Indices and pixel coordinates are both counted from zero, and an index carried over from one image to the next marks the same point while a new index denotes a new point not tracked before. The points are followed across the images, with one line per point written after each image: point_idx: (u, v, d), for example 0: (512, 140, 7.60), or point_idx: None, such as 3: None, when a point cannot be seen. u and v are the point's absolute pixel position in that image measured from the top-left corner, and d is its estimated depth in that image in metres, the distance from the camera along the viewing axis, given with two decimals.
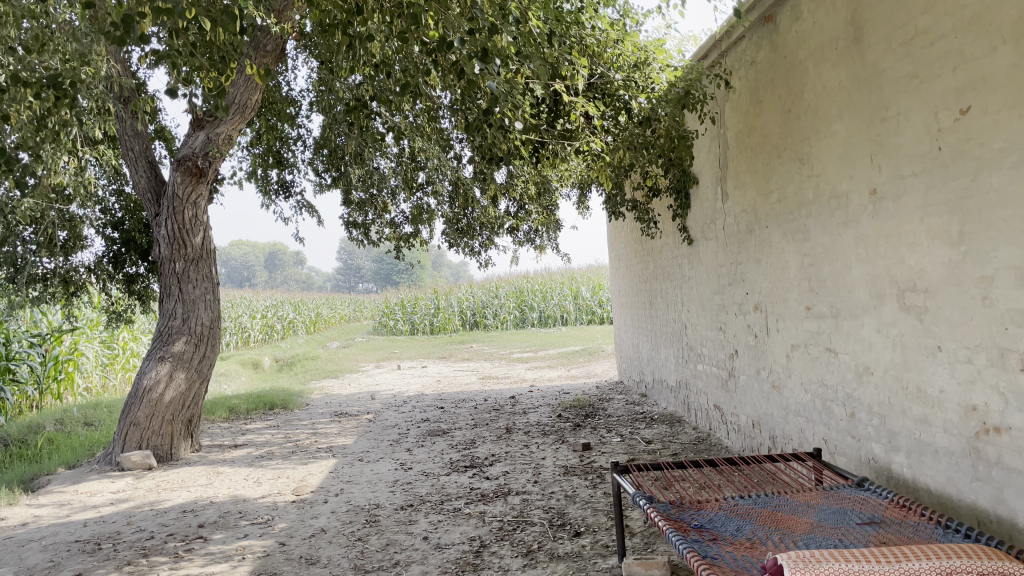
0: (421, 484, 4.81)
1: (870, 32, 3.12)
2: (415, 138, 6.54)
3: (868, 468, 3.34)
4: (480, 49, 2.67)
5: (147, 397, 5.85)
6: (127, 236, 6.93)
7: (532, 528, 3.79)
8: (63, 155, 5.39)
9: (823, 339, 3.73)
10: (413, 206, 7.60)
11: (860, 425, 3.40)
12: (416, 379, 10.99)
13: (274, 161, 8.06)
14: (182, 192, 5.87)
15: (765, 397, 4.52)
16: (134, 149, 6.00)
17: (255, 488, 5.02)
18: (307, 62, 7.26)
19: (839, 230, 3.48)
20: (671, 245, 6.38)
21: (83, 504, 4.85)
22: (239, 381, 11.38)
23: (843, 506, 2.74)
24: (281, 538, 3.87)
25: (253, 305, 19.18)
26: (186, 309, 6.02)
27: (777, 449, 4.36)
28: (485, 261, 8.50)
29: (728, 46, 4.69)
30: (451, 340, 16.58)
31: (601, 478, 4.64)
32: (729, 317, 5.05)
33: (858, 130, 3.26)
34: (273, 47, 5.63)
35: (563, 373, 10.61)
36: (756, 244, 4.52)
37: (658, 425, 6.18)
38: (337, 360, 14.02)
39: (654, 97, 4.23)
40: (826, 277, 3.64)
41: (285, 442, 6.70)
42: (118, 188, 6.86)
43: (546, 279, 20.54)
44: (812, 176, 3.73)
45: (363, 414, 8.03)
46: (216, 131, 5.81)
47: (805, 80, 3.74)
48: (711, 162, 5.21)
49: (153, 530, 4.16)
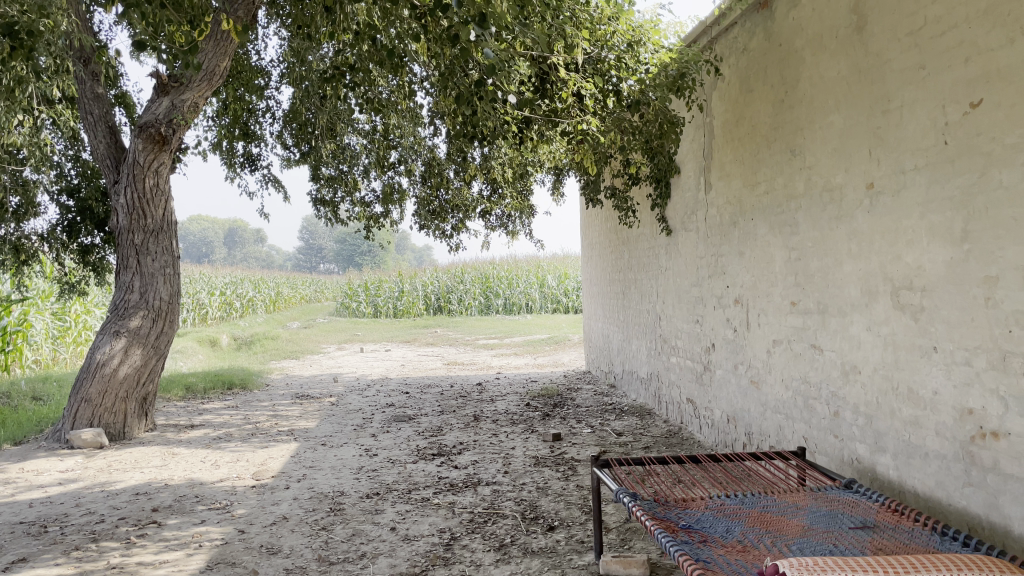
0: (387, 471, 4.66)
1: (875, 21, 3.03)
2: (390, 114, 6.34)
3: (851, 469, 3.27)
4: (478, 15, 2.54)
5: (100, 372, 5.60)
6: (83, 204, 6.63)
7: (504, 520, 3.67)
8: (18, 117, 5.10)
9: (808, 336, 3.66)
10: (384, 185, 7.38)
11: (844, 424, 3.32)
12: (380, 363, 10.81)
13: (240, 133, 7.79)
14: (143, 160, 5.61)
15: (742, 392, 4.44)
16: (93, 113, 5.71)
17: (213, 471, 4.82)
18: (278, 30, 7.01)
19: (831, 224, 3.40)
20: (648, 235, 6.27)
21: (29, 483, 4.60)
22: (196, 360, 11.08)
23: (833, 509, 2.66)
24: (239, 525, 3.69)
25: (211, 282, 18.77)
26: (144, 283, 5.77)
27: (753, 445, 4.30)
28: (457, 245, 8.34)
29: (720, 32, 4.59)
30: (415, 325, 16.41)
31: (574, 470, 4.53)
32: (708, 311, 4.96)
33: (857, 122, 3.17)
34: (245, 12, 5.47)
35: (530, 362, 10.50)
36: (740, 237, 4.43)
37: (628, 417, 6.11)
38: (298, 341, 13.75)
39: (645, 80, 4.20)
40: (814, 272, 3.56)
41: (244, 423, 6.48)
42: (74, 153, 6.55)
43: (512, 266, 20.41)
44: (803, 168, 3.64)
45: (326, 396, 7.84)
46: (182, 97, 5.52)
47: (800, 69, 3.64)
48: (695, 151, 5.11)
49: (103, 514, 3.94)
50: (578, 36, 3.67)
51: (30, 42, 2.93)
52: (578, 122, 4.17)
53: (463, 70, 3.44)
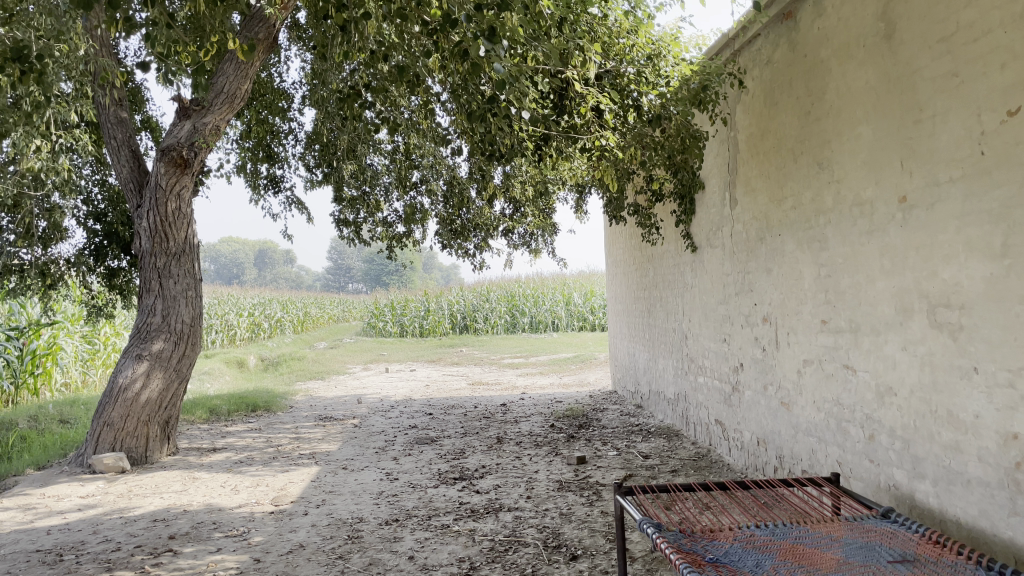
0: (407, 497, 4.56)
1: (904, 28, 2.91)
2: (410, 133, 6.30)
3: (887, 496, 3.11)
4: (488, 28, 2.47)
5: (122, 396, 5.58)
6: (110, 228, 6.68)
7: (526, 549, 3.55)
8: (37, 140, 5.04)
9: (839, 356, 3.51)
10: (406, 205, 7.36)
11: (880, 448, 3.17)
12: (405, 383, 10.74)
13: (263, 155, 7.78)
14: (165, 183, 5.61)
15: (772, 414, 4.29)
16: (116, 137, 5.75)
17: (232, 496, 4.76)
18: (300, 54, 7.05)
19: (862, 239, 3.26)
20: (673, 252, 6.15)
21: (48, 509, 4.57)
22: (223, 382, 11.10)
23: (870, 540, 2.52)
24: (256, 553, 3.61)
25: (239, 303, 18.91)
26: (166, 306, 5.75)
27: (785, 469, 4.14)
28: (480, 264, 8.27)
29: (743, 44, 4.49)
30: (442, 344, 16.34)
31: (599, 496, 4.40)
32: (735, 329, 4.83)
33: (888, 133, 3.04)
34: (264, 34, 5.53)
35: (555, 381, 10.36)
36: (767, 253, 4.30)
37: (655, 439, 5.96)
38: (324, 361, 13.75)
39: (666, 94, 4.13)
40: (845, 289, 3.42)
41: (266, 446, 6.43)
42: (101, 177, 6.63)
43: (538, 284, 20.28)
44: (832, 182, 3.51)
45: (349, 418, 7.76)
46: (203, 120, 5.56)
47: (827, 79, 3.52)
48: (719, 166, 5.00)
49: (120, 542, 3.88)
50: (595, 48, 3.60)
51: (41, 66, 2.92)
52: (598, 138, 4.09)
53: (477, 85, 3.40)
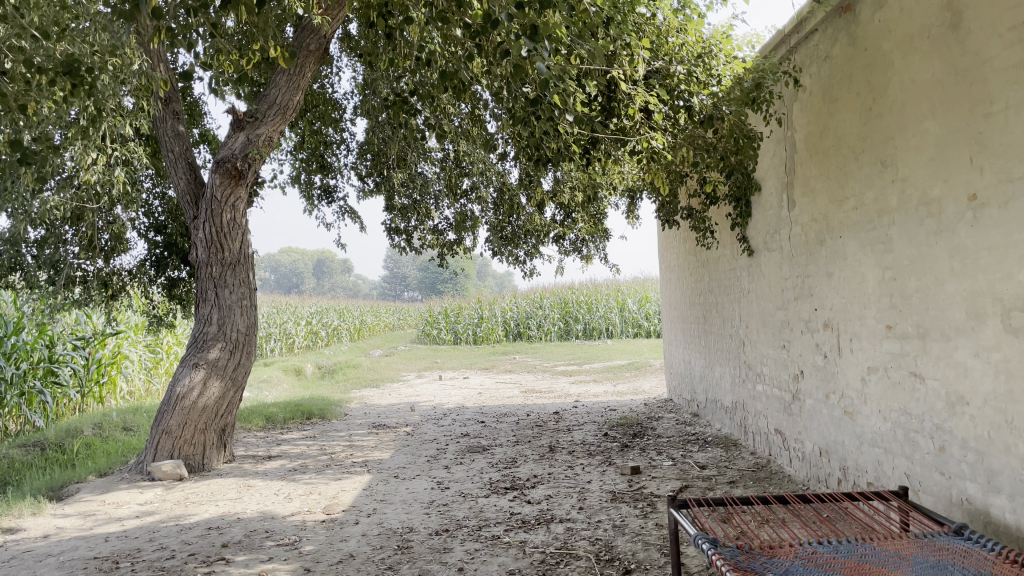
0: (458, 506, 4.52)
1: (972, 17, 2.76)
2: (460, 139, 6.28)
3: (960, 511, 2.94)
4: (530, 26, 2.40)
5: (180, 404, 5.66)
6: (170, 240, 6.82)
7: (577, 562, 3.46)
8: (94, 153, 5.13)
9: (907, 363, 3.34)
10: (457, 213, 7.37)
11: (951, 460, 3.00)
12: (459, 390, 10.74)
13: (317, 166, 7.81)
14: (220, 195, 5.69)
15: (835, 423, 4.12)
16: (174, 149, 5.86)
17: (285, 504, 4.78)
18: (352, 64, 7.11)
19: (930, 240, 3.10)
20: (728, 256, 5.99)
21: (108, 516, 4.66)
22: (280, 389, 11.26)
23: (942, 560, 2.36)
24: (306, 563, 3.60)
25: (297, 311, 19.22)
26: (222, 315, 5.82)
27: (849, 481, 3.97)
28: (531, 270, 8.21)
29: (800, 40, 4.34)
30: (496, 351, 16.30)
31: (653, 507, 4.29)
32: (795, 335, 4.66)
33: (956, 127, 2.88)
34: (316, 45, 5.58)
35: (609, 389, 10.22)
36: (827, 256, 4.14)
37: (712, 449, 5.81)
38: (379, 369, 13.84)
39: (717, 94, 4.04)
40: (912, 292, 3.25)
41: (320, 454, 6.47)
42: (161, 190, 6.77)
43: (591, 291, 20.12)
44: (896, 181, 3.35)
45: (402, 426, 7.77)
46: (257, 132, 5.65)
47: (889, 74, 3.37)
48: (775, 166, 4.84)
49: (175, 549, 3.92)
50: (641, 43, 3.50)
51: (93, 79, 2.97)
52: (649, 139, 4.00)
53: (521, 87, 3.33)
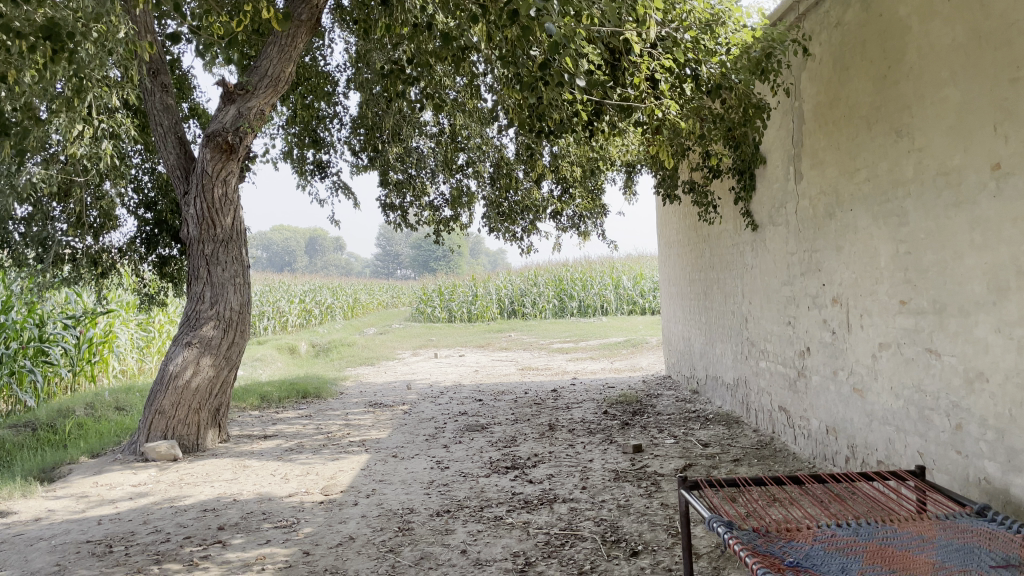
0: (459, 487, 4.44)
1: None
2: (456, 111, 6.14)
3: (977, 490, 2.86)
4: None
5: (173, 384, 5.54)
6: (160, 217, 6.68)
7: (583, 543, 3.38)
8: (80, 126, 4.97)
9: (921, 339, 3.25)
10: (453, 188, 7.24)
11: (969, 438, 2.92)
12: (454, 368, 10.66)
13: (309, 141, 7.65)
14: (211, 169, 5.54)
15: (843, 401, 4.05)
16: (163, 123, 5.70)
17: (282, 485, 4.68)
18: (344, 35, 6.94)
19: (948, 213, 3.00)
20: (731, 232, 5.88)
21: (101, 498, 4.56)
22: (274, 368, 11.15)
23: (967, 542, 2.28)
24: (305, 546, 3.50)
25: (291, 290, 19.07)
26: (215, 293, 5.70)
27: (858, 459, 3.90)
28: (528, 246, 8.10)
29: (809, 7, 4.22)
30: (491, 329, 16.22)
31: (658, 487, 4.21)
32: (801, 311, 4.57)
33: (979, 94, 2.77)
34: (307, 15, 5.37)
35: (606, 366, 10.14)
36: (837, 230, 4.04)
37: (714, 426, 5.74)
38: (374, 347, 13.74)
39: (725, 62, 3.90)
40: (928, 266, 3.16)
41: (316, 433, 6.38)
42: (150, 166, 6.62)
43: (585, 268, 20.01)
44: (912, 151, 3.24)
45: (399, 405, 7.68)
46: (248, 105, 5.49)
47: (906, 40, 3.25)
48: (782, 138, 4.73)
49: (170, 532, 3.82)
50: (650, 5, 3.37)
51: (75, 42, 2.82)
52: (655, 109, 3.87)
53: (526, 52, 3.19)
